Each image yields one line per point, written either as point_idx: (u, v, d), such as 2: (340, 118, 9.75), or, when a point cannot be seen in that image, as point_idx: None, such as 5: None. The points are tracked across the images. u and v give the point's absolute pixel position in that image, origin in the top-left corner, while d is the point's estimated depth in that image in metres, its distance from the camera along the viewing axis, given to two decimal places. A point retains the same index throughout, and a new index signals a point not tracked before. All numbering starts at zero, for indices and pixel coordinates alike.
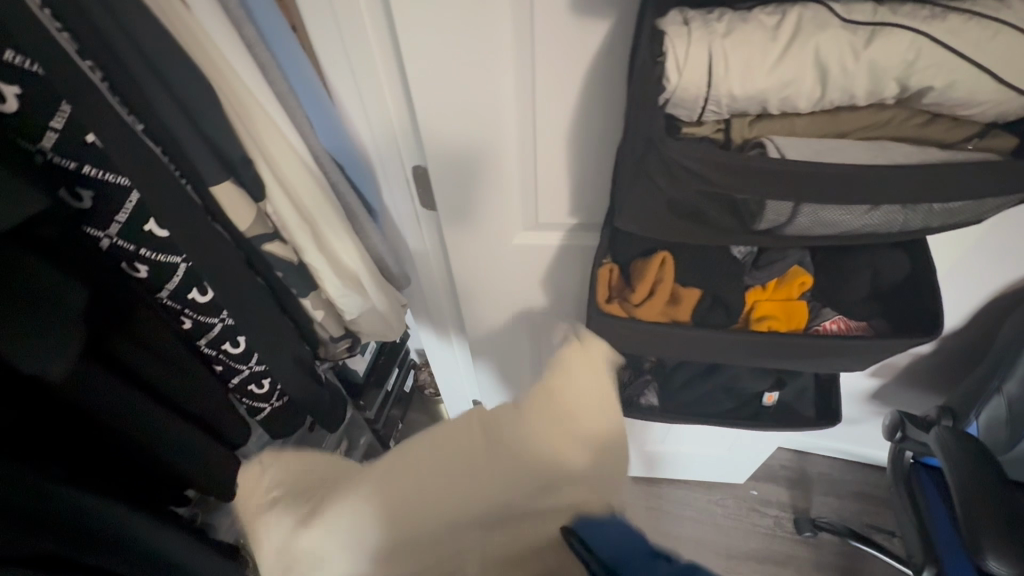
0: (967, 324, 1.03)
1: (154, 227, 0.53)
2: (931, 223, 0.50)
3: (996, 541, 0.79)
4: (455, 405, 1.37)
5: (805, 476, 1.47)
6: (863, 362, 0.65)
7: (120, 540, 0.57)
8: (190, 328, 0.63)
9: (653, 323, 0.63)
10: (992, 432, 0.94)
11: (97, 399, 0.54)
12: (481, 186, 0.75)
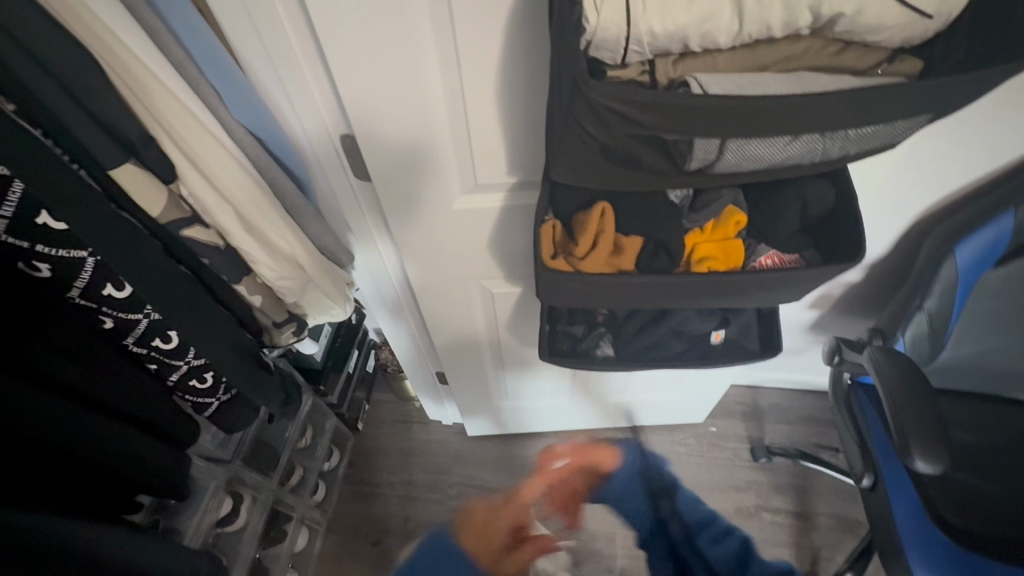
0: (892, 250, 1.10)
1: (48, 220, 0.48)
2: (849, 151, 0.51)
3: (921, 444, 0.88)
4: (418, 379, 1.36)
5: (758, 407, 1.56)
6: (798, 293, 0.68)
7: (82, 548, 0.54)
8: (112, 327, 0.58)
9: (599, 276, 0.64)
10: (917, 346, 1.02)
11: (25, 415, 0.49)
12: (415, 151, 0.72)
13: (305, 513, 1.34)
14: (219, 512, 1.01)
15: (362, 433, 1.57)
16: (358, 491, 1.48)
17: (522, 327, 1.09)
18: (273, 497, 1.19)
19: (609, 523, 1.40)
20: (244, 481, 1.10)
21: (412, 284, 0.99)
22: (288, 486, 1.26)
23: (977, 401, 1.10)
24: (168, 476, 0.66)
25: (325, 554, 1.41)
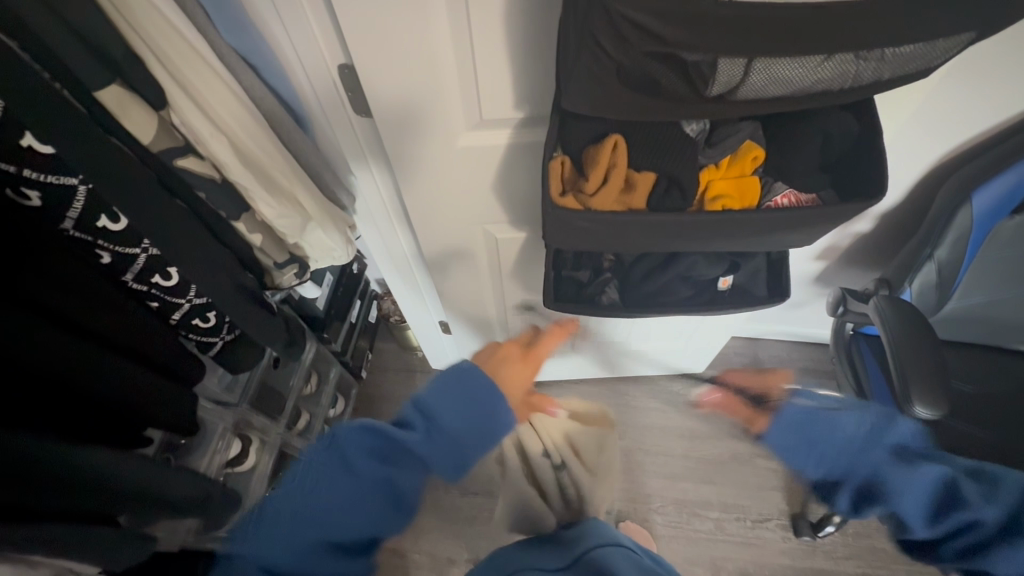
0: (905, 200, 1.07)
1: (33, 142, 0.45)
2: (881, 76, 0.48)
3: (924, 393, 0.88)
4: (422, 328, 1.36)
5: (757, 359, 1.57)
6: (813, 234, 0.67)
7: (96, 479, 0.55)
8: (110, 262, 0.57)
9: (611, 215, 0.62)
10: (924, 296, 1.02)
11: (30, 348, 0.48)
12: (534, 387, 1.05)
13: None
14: (229, 454, 1.04)
15: (366, 381, 1.60)
16: None
17: (526, 274, 1.08)
18: (281, 441, 1.22)
19: None
20: (252, 425, 1.12)
21: (415, 229, 0.97)
22: (295, 430, 1.28)
23: (979, 352, 1.10)
24: (177, 412, 0.67)
25: None
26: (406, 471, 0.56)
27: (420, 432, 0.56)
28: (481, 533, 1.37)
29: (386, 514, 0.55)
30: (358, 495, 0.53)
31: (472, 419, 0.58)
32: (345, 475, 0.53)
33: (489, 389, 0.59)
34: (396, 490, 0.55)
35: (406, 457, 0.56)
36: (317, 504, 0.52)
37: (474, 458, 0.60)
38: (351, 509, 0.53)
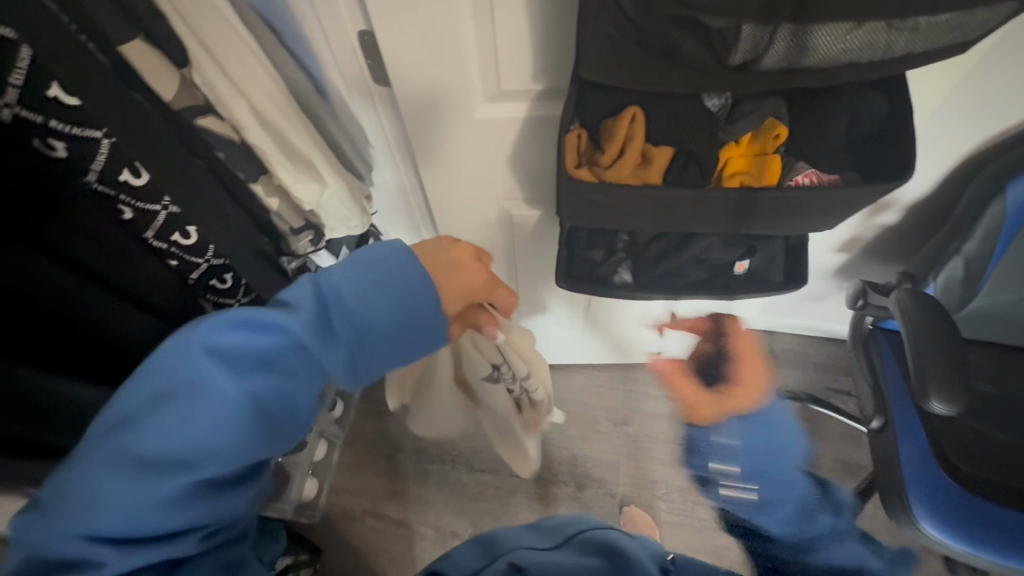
0: (934, 192, 1.03)
1: (59, 93, 0.47)
2: (915, 48, 0.47)
3: (940, 388, 0.86)
4: None
5: (772, 352, 1.55)
6: (834, 217, 0.65)
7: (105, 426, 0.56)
8: (132, 219, 0.58)
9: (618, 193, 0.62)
10: (948, 290, 0.99)
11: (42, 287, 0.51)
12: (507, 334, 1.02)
13: (324, 427, 1.40)
14: None
15: None
16: (373, 410, 1.52)
17: (540, 253, 1.08)
18: None
19: (614, 454, 1.43)
20: None
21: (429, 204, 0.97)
22: None
23: (1004, 352, 1.07)
24: None
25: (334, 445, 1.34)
26: (286, 369, 0.51)
27: (305, 317, 0.51)
28: (484, 510, 1.39)
29: (266, 424, 0.50)
30: (231, 401, 0.47)
31: (372, 310, 0.53)
32: (211, 382, 0.47)
33: (396, 275, 0.54)
34: (277, 391, 0.50)
35: (287, 356, 0.51)
36: (176, 417, 0.46)
37: (377, 357, 0.56)
38: (224, 417, 0.47)
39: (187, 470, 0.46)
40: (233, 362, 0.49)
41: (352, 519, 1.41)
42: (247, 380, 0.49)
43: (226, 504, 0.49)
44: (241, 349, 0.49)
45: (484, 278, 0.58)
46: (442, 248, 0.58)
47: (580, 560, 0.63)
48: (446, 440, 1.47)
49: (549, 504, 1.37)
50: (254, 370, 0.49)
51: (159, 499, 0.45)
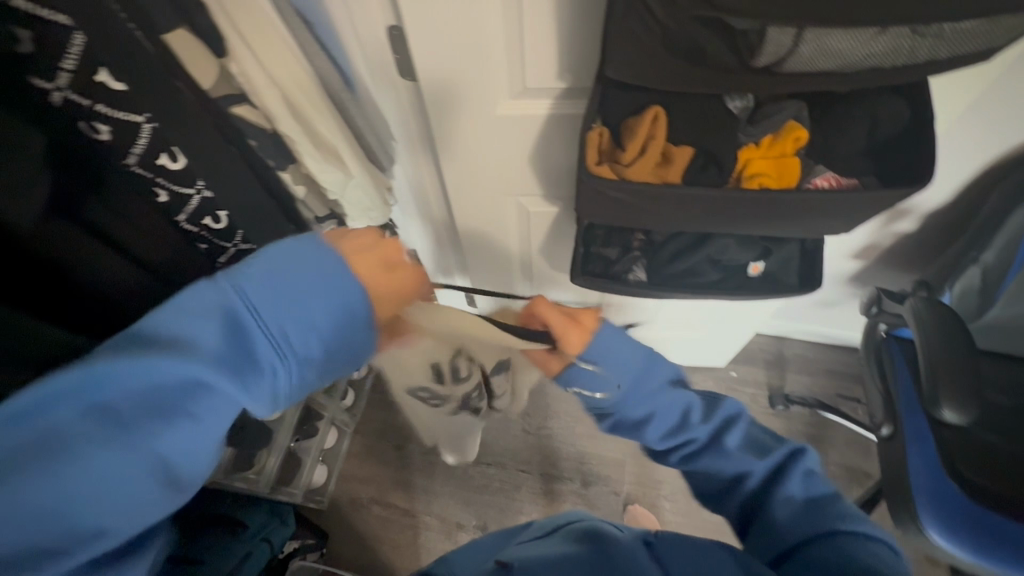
0: (953, 201, 1.03)
1: (107, 79, 0.49)
2: (938, 54, 0.47)
3: (952, 397, 0.86)
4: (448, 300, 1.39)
5: (782, 357, 1.55)
6: (850, 221, 0.66)
7: None
8: (166, 202, 0.60)
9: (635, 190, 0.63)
10: (964, 300, 1.00)
11: (87, 268, 0.53)
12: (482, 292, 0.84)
13: (336, 415, 1.42)
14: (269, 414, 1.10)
15: None
16: (384, 401, 1.54)
17: (555, 251, 1.09)
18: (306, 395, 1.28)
19: (621, 452, 1.44)
20: None
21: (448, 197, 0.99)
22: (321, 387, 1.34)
23: (1018, 364, 1.06)
24: None
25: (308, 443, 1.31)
26: (183, 416, 0.41)
27: (210, 352, 0.43)
28: (490, 503, 1.40)
29: (160, 485, 0.41)
30: (110, 462, 0.38)
31: (283, 326, 0.45)
32: (81, 445, 0.38)
33: (307, 269, 0.47)
34: (173, 442, 0.41)
35: (185, 398, 0.42)
36: (40, 494, 0.36)
37: (299, 379, 0.48)
38: (100, 482, 0.38)
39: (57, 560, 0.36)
40: (108, 414, 0.39)
41: (359, 507, 1.43)
42: (133, 433, 0.39)
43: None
44: (120, 396, 0.40)
45: (409, 273, 0.53)
46: (378, 244, 0.51)
47: (565, 549, 0.58)
48: None
49: (554, 499, 1.39)
50: (139, 422, 0.40)
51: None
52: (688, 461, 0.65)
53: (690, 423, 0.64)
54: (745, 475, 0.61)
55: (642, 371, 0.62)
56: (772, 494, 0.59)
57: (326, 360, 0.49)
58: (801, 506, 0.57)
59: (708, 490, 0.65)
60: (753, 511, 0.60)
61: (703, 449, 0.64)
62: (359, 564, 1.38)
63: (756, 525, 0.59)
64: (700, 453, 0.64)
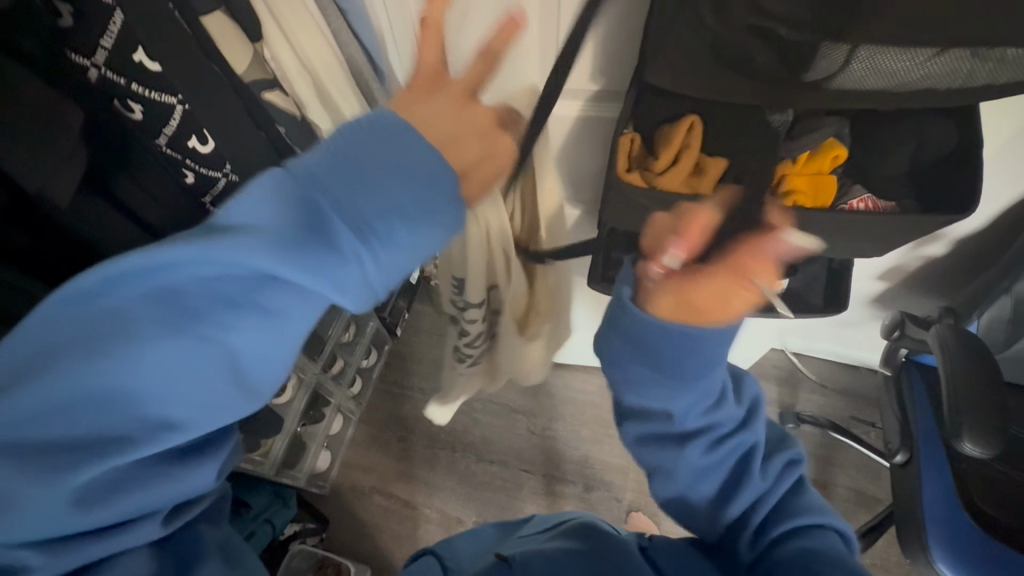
0: (990, 228, 0.99)
1: (144, 58, 0.50)
2: (998, 79, 0.46)
3: (975, 429, 0.83)
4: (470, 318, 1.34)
5: (795, 373, 1.47)
6: (885, 245, 0.64)
7: None
8: (193, 183, 0.61)
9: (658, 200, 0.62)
10: (992, 330, 0.98)
11: (113, 248, 0.53)
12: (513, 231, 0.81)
13: (343, 403, 1.42)
14: None
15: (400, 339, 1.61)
16: (389, 392, 1.53)
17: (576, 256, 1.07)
18: (316, 380, 1.28)
19: (623, 459, 1.41)
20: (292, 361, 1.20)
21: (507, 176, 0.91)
22: (329, 373, 1.34)
23: None
24: None
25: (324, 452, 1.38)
26: (250, 315, 0.39)
27: (255, 245, 0.37)
28: (490, 500, 1.40)
29: (227, 385, 0.40)
30: (172, 360, 0.38)
31: (359, 213, 0.39)
32: (128, 340, 0.37)
33: (396, 153, 0.41)
34: (237, 341, 0.40)
35: (231, 297, 0.39)
36: (92, 383, 0.36)
37: (388, 275, 0.42)
38: (164, 376, 0.38)
39: (115, 460, 0.37)
40: (170, 308, 0.38)
41: (360, 494, 1.44)
42: (194, 331, 0.38)
43: (182, 482, 0.41)
44: (181, 290, 0.38)
45: (482, 113, 0.47)
46: (447, 80, 0.46)
47: (569, 545, 0.59)
48: (458, 429, 1.48)
49: (555, 501, 1.38)
50: (202, 318, 0.38)
51: (78, 490, 0.36)
52: (713, 457, 0.55)
53: (722, 405, 0.55)
54: (726, 502, 0.56)
55: (716, 353, 0.51)
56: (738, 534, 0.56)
57: (401, 249, 0.41)
58: (768, 527, 0.54)
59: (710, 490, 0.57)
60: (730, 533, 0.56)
61: (726, 436, 0.55)
62: (356, 551, 1.38)
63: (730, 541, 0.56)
64: (727, 438, 0.55)
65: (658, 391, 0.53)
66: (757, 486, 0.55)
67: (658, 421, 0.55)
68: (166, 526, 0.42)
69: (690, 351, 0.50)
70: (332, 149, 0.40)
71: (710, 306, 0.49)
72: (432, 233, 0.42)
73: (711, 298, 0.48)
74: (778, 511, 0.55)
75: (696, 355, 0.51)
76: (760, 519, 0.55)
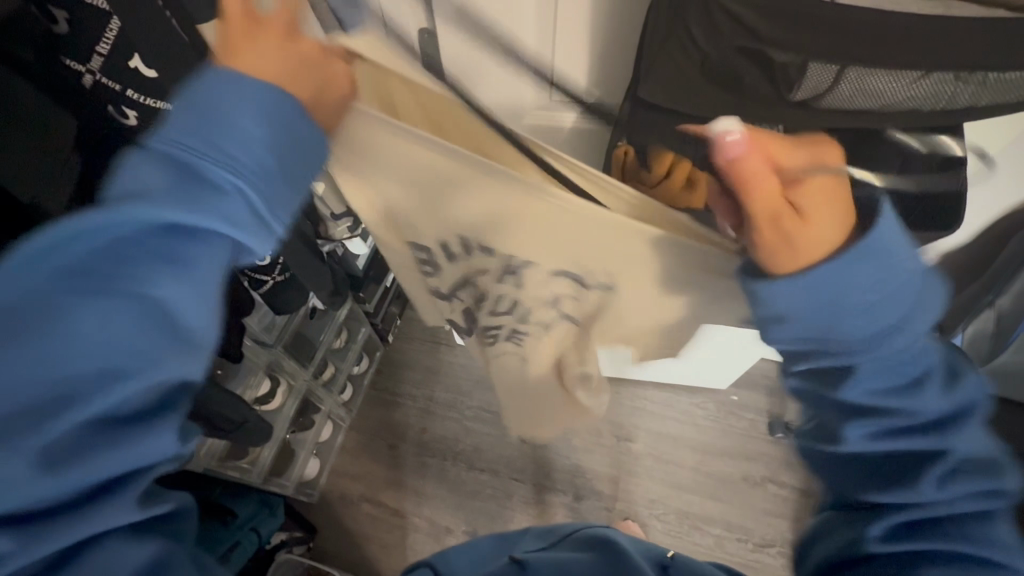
0: (975, 241, 1.01)
1: (139, 65, 0.49)
2: (978, 102, 0.49)
3: None
4: (459, 329, 1.32)
5: None
6: None
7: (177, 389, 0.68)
8: None
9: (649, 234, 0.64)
10: (976, 344, 0.98)
11: None
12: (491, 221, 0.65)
13: (333, 410, 1.41)
14: (258, 391, 1.13)
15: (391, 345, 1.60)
16: (380, 399, 1.52)
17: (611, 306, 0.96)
18: (306, 387, 1.28)
19: (613, 468, 1.41)
20: (282, 367, 1.20)
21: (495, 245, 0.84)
22: (320, 380, 1.34)
23: None
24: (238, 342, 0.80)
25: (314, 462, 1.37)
26: (172, 269, 0.37)
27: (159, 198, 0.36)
28: (480, 509, 1.39)
29: (154, 334, 0.37)
30: (100, 328, 0.35)
31: (237, 155, 0.38)
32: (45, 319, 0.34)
33: (244, 97, 0.39)
34: (159, 290, 0.37)
35: (166, 244, 0.37)
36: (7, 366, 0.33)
37: (281, 210, 0.41)
38: (87, 344, 0.35)
39: (71, 420, 0.34)
40: (79, 277, 0.36)
41: (349, 503, 1.43)
42: (111, 291, 0.36)
43: (137, 454, 0.35)
44: (96, 258, 0.36)
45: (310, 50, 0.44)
46: (262, 20, 0.42)
47: (572, 554, 0.61)
48: (449, 436, 1.47)
49: (545, 510, 1.37)
50: (109, 275, 0.36)
51: (43, 452, 0.33)
52: (875, 441, 0.46)
53: (923, 390, 0.45)
54: (867, 487, 0.47)
55: (871, 315, 0.43)
56: (861, 536, 0.46)
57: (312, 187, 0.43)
58: (909, 536, 0.45)
59: (865, 470, 0.47)
60: (866, 514, 0.47)
61: (904, 432, 0.46)
62: (344, 559, 1.37)
63: (858, 519, 0.48)
64: (905, 434, 0.45)
65: (818, 353, 0.46)
66: (917, 494, 0.45)
67: (829, 387, 0.47)
68: (143, 510, 0.36)
69: (832, 313, 0.43)
70: (180, 109, 0.38)
71: (800, 245, 0.43)
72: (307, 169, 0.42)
73: (805, 233, 0.43)
74: (942, 530, 0.44)
75: (818, 319, 0.44)
76: (898, 527, 0.45)
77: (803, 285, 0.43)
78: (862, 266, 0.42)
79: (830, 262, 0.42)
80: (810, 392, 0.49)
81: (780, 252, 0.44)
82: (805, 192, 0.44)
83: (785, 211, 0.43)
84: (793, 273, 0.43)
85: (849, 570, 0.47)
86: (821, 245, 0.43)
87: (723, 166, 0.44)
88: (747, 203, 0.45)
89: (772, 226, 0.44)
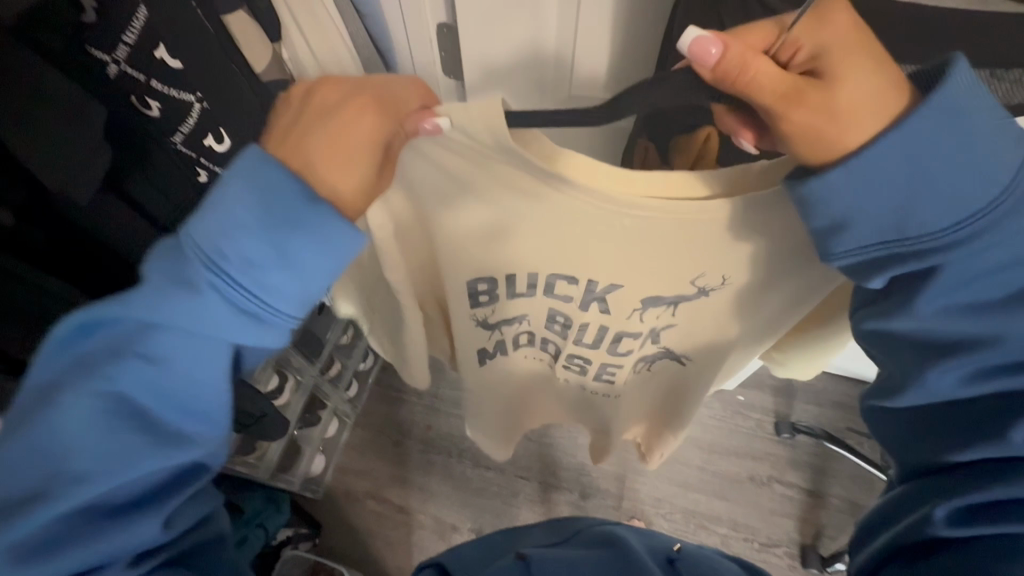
0: None
1: (165, 55, 0.53)
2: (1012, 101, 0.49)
3: None
4: None
5: (791, 384, 1.44)
6: None
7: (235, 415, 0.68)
8: (206, 182, 0.62)
9: (712, 267, 0.57)
10: None
11: (116, 238, 0.55)
12: (495, 229, 0.55)
13: (339, 407, 1.40)
14: (266, 386, 1.12)
15: None
16: (386, 395, 1.52)
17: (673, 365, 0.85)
18: (314, 383, 1.27)
19: (619, 466, 1.41)
20: (290, 362, 1.19)
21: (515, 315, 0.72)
22: (326, 376, 1.33)
23: None
24: None
25: (320, 460, 1.36)
26: (143, 364, 0.40)
27: (151, 292, 0.39)
28: (485, 507, 1.39)
29: (129, 431, 0.39)
30: (81, 422, 0.38)
31: (232, 245, 0.39)
32: (42, 409, 0.39)
33: (255, 185, 0.39)
34: (136, 387, 0.40)
35: (146, 340, 0.40)
36: (14, 445, 0.38)
37: (277, 297, 0.40)
38: (72, 438, 0.38)
39: (41, 515, 0.37)
40: (83, 366, 0.40)
41: (353, 500, 1.42)
42: (95, 386, 0.39)
43: (118, 540, 0.39)
44: (94, 352, 0.40)
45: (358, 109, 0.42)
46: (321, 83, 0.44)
47: (587, 553, 0.61)
48: (454, 433, 1.47)
49: (550, 508, 1.37)
50: (95, 370, 0.39)
51: (11, 548, 0.37)
52: (973, 385, 0.43)
53: None
54: (948, 447, 0.45)
55: (963, 185, 0.39)
56: (925, 517, 0.44)
57: (315, 269, 0.40)
58: (976, 522, 0.42)
59: (940, 421, 0.46)
60: (937, 474, 0.45)
61: (1005, 369, 0.42)
62: (349, 556, 1.37)
63: (929, 481, 0.46)
64: (1006, 373, 0.42)
65: (900, 252, 0.42)
66: (999, 450, 0.42)
67: (902, 312, 0.44)
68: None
69: (899, 198, 0.40)
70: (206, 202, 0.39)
71: (845, 109, 0.38)
72: (307, 244, 0.39)
73: (852, 98, 0.38)
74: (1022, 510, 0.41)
75: (888, 201, 0.40)
76: (964, 511, 0.43)
77: (856, 168, 0.39)
78: (915, 135, 0.38)
79: (889, 132, 0.38)
80: (886, 335, 0.46)
81: (822, 134, 0.39)
82: (825, 55, 0.38)
83: (803, 88, 0.38)
84: (836, 161, 0.40)
85: (912, 550, 0.45)
86: (864, 116, 0.38)
87: (714, 77, 0.38)
88: (756, 95, 0.38)
89: (801, 110, 0.38)
